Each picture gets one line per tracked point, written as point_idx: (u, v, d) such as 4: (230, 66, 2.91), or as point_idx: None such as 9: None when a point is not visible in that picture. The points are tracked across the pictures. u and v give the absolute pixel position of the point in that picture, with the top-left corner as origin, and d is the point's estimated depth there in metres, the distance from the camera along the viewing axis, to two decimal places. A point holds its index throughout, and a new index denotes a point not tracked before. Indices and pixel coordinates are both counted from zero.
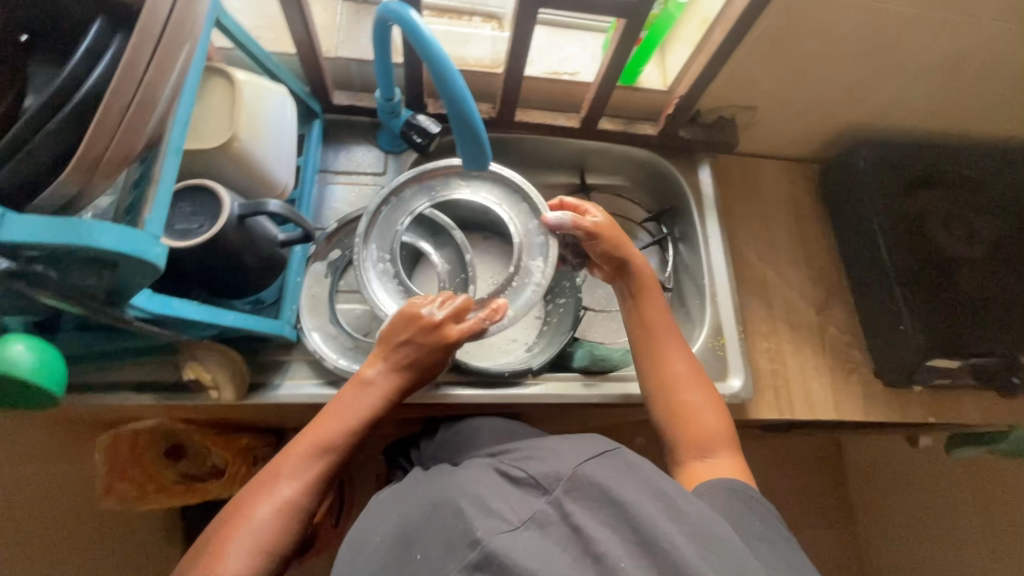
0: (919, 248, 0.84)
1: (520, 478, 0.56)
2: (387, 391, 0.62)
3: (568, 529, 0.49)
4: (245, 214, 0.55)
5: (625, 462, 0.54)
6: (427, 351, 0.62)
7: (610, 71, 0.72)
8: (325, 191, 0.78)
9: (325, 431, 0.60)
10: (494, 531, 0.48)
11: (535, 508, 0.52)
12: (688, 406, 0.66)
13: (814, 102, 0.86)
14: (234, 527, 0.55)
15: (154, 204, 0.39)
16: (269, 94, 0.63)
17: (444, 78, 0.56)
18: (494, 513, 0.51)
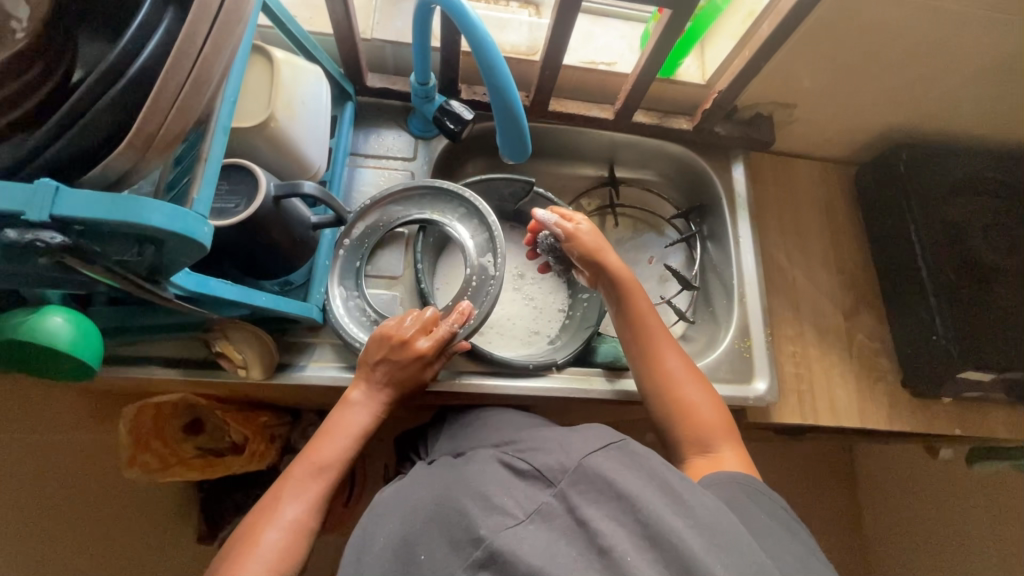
0: (958, 257, 0.81)
1: (526, 471, 0.56)
2: (371, 407, 0.63)
3: (573, 522, 0.49)
4: (281, 195, 0.54)
5: (629, 454, 0.54)
6: (400, 366, 0.63)
7: (650, 62, 0.71)
8: (355, 175, 0.77)
9: (318, 456, 0.61)
10: (498, 527, 0.49)
11: (539, 502, 0.52)
12: (689, 404, 0.66)
13: (857, 102, 0.84)
14: (243, 553, 0.55)
15: (202, 183, 0.39)
16: (306, 75, 0.62)
17: (490, 66, 0.56)
18: (497, 508, 0.51)
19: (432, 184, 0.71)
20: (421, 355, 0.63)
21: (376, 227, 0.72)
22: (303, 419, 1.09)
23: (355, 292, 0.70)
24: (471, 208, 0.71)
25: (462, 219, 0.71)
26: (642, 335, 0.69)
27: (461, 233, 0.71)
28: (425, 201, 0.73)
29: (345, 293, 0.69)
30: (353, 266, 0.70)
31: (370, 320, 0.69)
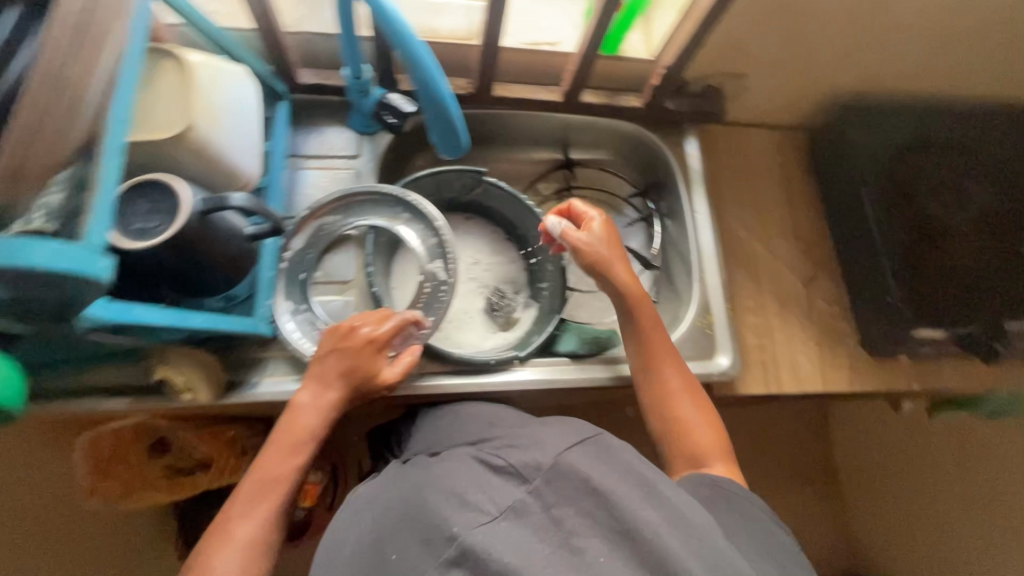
0: (906, 217, 0.82)
1: (501, 466, 0.55)
2: (320, 408, 0.60)
3: (548, 521, 0.49)
4: (208, 209, 0.52)
5: (606, 449, 0.54)
6: (351, 356, 0.61)
7: (592, 40, 0.68)
8: (297, 177, 0.74)
9: (268, 466, 0.58)
10: (470, 525, 0.48)
11: (514, 497, 0.51)
12: (685, 422, 0.65)
13: (804, 69, 0.83)
14: None
15: (95, 212, 0.38)
16: (227, 77, 0.58)
17: (412, 55, 0.53)
18: (469, 505, 0.50)
19: (374, 189, 0.69)
20: (372, 340, 0.61)
21: (319, 236, 0.70)
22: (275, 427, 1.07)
23: (303, 305, 0.68)
24: (416, 211, 0.69)
25: (408, 220, 0.69)
26: (645, 343, 0.69)
27: (409, 236, 0.69)
28: (371, 208, 0.70)
29: (293, 307, 0.68)
30: (298, 278, 0.68)
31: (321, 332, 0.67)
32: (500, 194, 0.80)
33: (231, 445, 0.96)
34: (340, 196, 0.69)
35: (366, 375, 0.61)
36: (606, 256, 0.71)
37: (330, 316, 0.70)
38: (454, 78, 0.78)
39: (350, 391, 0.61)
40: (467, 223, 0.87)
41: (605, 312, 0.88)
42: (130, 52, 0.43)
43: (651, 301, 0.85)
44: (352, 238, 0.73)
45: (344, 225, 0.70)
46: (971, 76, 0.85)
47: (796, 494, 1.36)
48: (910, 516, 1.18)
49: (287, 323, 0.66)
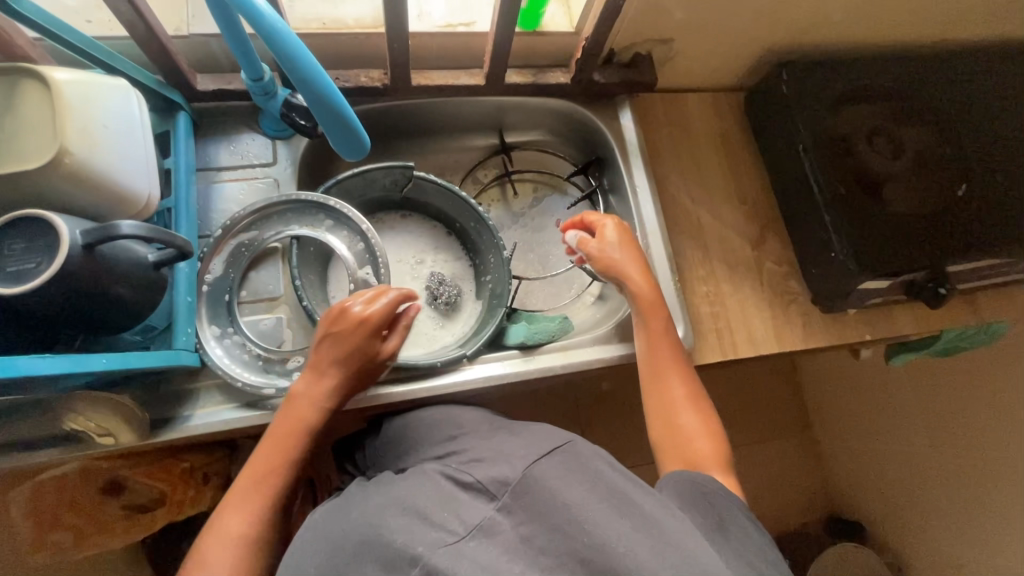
0: (847, 169, 0.81)
1: (469, 482, 0.52)
2: (317, 396, 0.59)
3: (518, 540, 0.46)
4: (93, 242, 0.47)
5: (580, 458, 0.51)
6: (348, 338, 0.60)
7: (504, 18, 0.65)
8: (209, 192, 0.69)
9: (263, 461, 0.57)
10: (435, 546, 0.45)
11: (483, 515, 0.48)
12: (684, 430, 0.64)
13: (731, 29, 0.80)
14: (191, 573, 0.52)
15: None
16: (107, 93, 0.53)
17: (292, 57, 0.49)
18: (434, 525, 0.47)
19: (293, 198, 0.65)
20: (368, 322, 0.60)
21: (241, 254, 0.66)
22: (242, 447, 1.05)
23: (229, 329, 0.64)
24: (341, 217, 0.66)
25: (334, 228, 0.66)
26: (650, 353, 0.68)
27: (338, 245, 0.66)
28: (292, 219, 0.67)
29: (219, 333, 0.64)
30: (223, 299, 0.65)
31: (252, 356, 0.64)
32: (431, 187, 0.77)
33: (187, 476, 0.92)
34: (256, 211, 0.65)
35: (365, 355, 0.60)
36: (624, 264, 0.71)
37: (263, 337, 0.66)
38: (368, 70, 0.73)
39: (350, 374, 0.60)
40: (404, 221, 0.83)
41: (556, 296, 0.86)
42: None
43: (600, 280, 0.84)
44: (277, 253, 0.69)
45: (267, 239, 0.66)
46: (895, 21, 0.84)
47: (777, 447, 1.38)
48: (881, 457, 1.21)
49: (213, 349, 0.62)
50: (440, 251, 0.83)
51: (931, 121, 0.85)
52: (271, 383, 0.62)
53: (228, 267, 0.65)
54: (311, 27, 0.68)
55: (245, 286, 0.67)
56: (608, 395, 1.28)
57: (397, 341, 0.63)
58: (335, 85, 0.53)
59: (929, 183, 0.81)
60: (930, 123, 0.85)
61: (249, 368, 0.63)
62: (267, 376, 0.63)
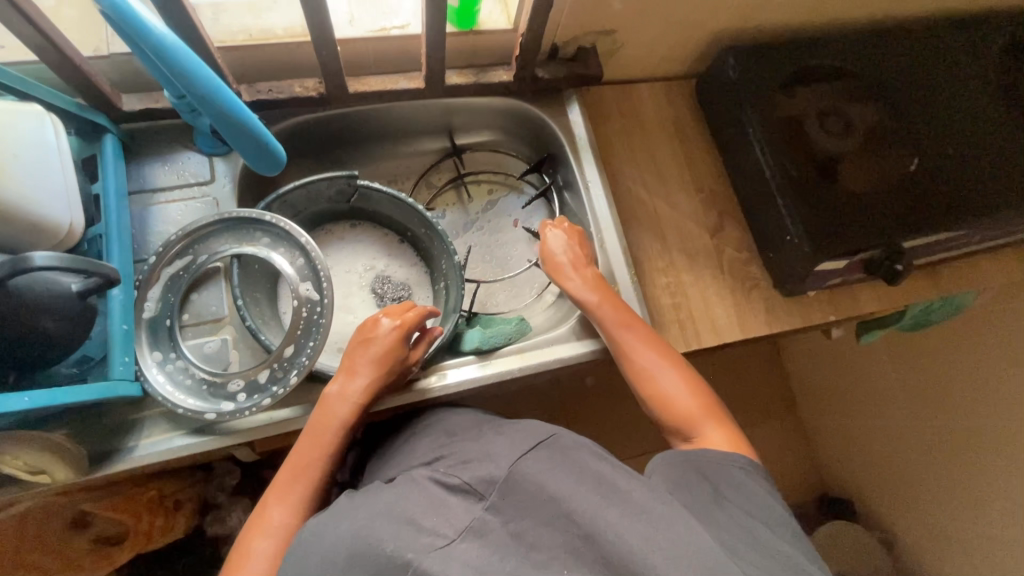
0: (799, 150, 0.80)
1: (456, 484, 0.49)
2: (351, 396, 0.59)
3: (507, 538, 0.43)
4: (0, 277, 0.45)
5: (567, 454, 0.49)
6: (381, 345, 0.62)
7: (433, 17, 0.63)
8: (145, 216, 0.67)
9: (298, 457, 0.57)
10: (426, 550, 0.41)
11: (471, 516, 0.45)
12: (668, 393, 0.62)
13: (672, 17, 0.80)
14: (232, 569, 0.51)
15: None
16: (13, 119, 0.51)
17: (187, 72, 0.47)
18: (422, 528, 0.43)
19: (226, 217, 0.64)
20: (405, 326, 0.63)
21: (179, 278, 0.64)
22: (218, 470, 1.05)
23: (171, 353, 0.62)
24: (278, 233, 0.65)
25: (275, 244, 0.65)
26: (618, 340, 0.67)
27: (281, 262, 0.65)
28: (229, 238, 0.65)
29: (161, 358, 0.62)
30: (164, 325, 0.63)
31: (196, 381, 0.61)
32: (378, 195, 0.75)
33: (156, 502, 0.91)
34: (187, 234, 0.64)
35: (398, 359, 0.62)
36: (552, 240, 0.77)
37: (209, 362, 0.64)
38: (303, 79, 0.72)
39: (383, 378, 0.61)
40: (354, 231, 0.82)
41: (517, 297, 0.85)
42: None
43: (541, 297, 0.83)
44: (218, 273, 0.67)
45: (203, 259, 0.64)
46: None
47: (761, 432, 1.36)
48: (861, 434, 1.21)
49: (154, 376, 0.60)
50: (391, 261, 0.81)
51: (881, 99, 0.84)
52: (212, 408, 0.60)
53: (165, 292, 0.63)
54: (238, 39, 0.67)
55: (188, 309, 0.66)
56: (587, 392, 1.26)
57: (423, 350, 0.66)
58: (238, 98, 0.53)
59: (882, 160, 0.81)
60: (878, 99, 0.84)
61: (193, 393, 0.61)
62: (210, 400, 0.61)
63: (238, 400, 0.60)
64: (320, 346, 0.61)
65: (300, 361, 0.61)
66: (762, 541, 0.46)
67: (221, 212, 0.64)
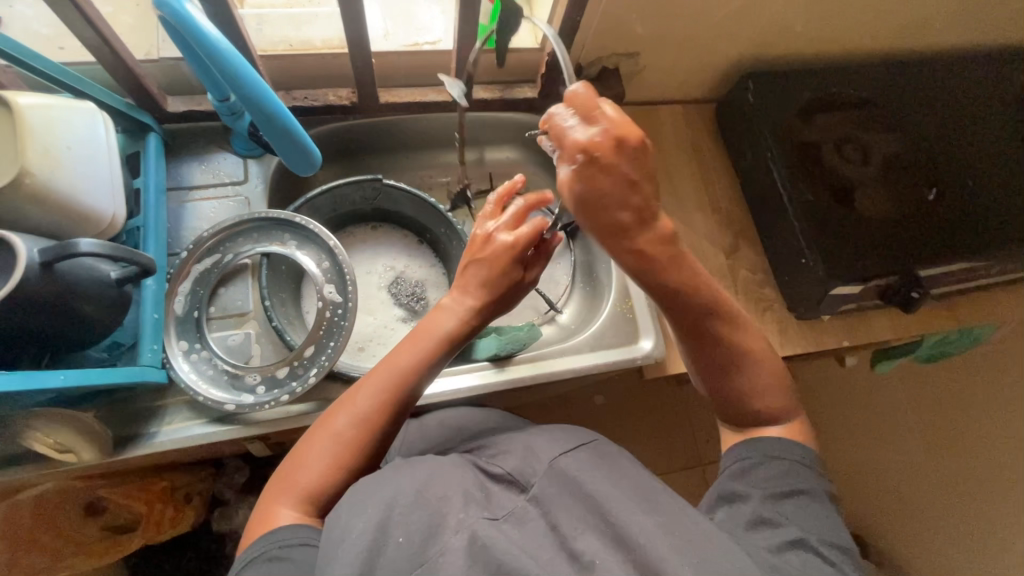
0: (817, 175, 0.81)
1: (498, 474, 0.50)
2: (459, 312, 0.57)
3: (545, 528, 0.44)
4: (50, 259, 0.48)
5: (607, 456, 0.50)
6: (498, 261, 0.56)
7: (464, 33, 0.66)
8: (180, 212, 0.70)
9: (400, 356, 0.55)
10: (476, 519, 0.43)
11: (515, 503, 0.46)
12: (756, 388, 0.57)
13: (695, 42, 0.82)
14: (315, 434, 0.52)
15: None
16: (69, 116, 0.54)
17: (236, 76, 0.50)
18: (472, 503, 0.45)
19: (260, 217, 0.68)
20: (518, 246, 0.55)
21: (208, 274, 0.67)
22: (228, 467, 1.07)
23: (197, 344, 0.64)
24: (309, 235, 0.69)
25: (302, 245, 0.68)
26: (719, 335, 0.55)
27: (307, 261, 0.68)
28: (261, 238, 0.69)
29: (186, 348, 0.64)
30: (192, 316, 0.65)
31: (219, 372, 0.64)
32: (400, 194, 0.78)
33: (166, 494, 0.92)
34: (219, 231, 0.67)
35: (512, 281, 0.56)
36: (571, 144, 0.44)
37: (231, 355, 0.66)
38: (336, 89, 0.75)
39: (495, 295, 0.57)
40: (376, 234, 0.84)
41: (532, 306, 0.86)
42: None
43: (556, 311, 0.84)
44: (246, 270, 0.70)
45: (233, 256, 0.67)
46: (856, 31, 0.86)
47: None
48: (873, 466, 1.19)
49: (179, 365, 0.63)
50: (410, 264, 0.83)
51: (902, 128, 0.85)
52: (234, 399, 0.62)
53: (195, 285, 0.66)
54: (280, 49, 0.70)
55: (215, 302, 0.68)
56: (595, 409, 1.25)
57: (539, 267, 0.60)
58: (283, 105, 0.55)
59: (899, 189, 0.81)
60: (898, 128, 0.85)
61: (216, 383, 0.63)
62: (232, 391, 0.63)
63: (258, 393, 0.63)
64: (340, 346, 0.64)
65: (321, 360, 0.64)
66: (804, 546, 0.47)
67: (255, 213, 0.68)
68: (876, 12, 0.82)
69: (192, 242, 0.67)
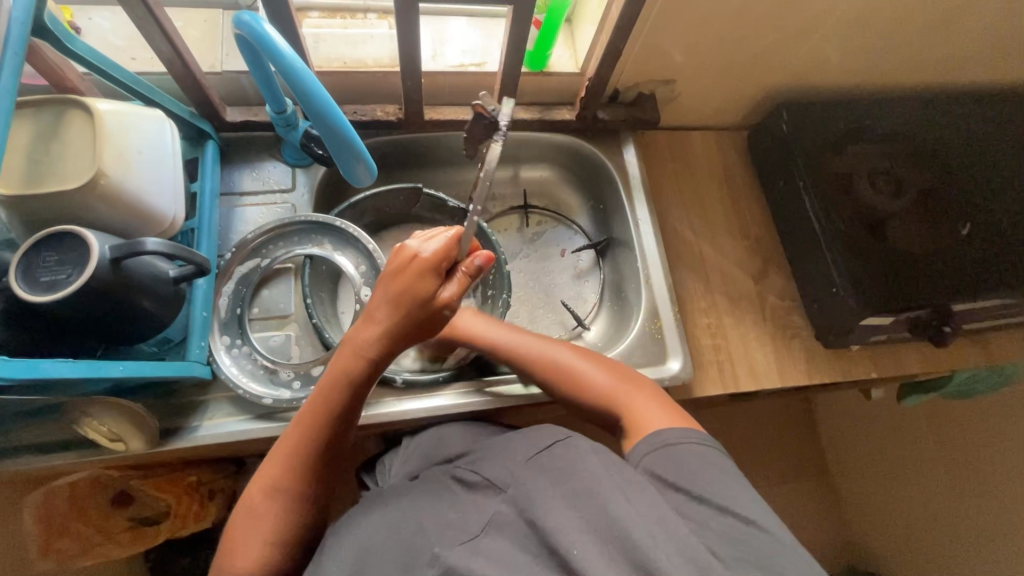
0: (848, 205, 0.82)
1: (476, 481, 0.54)
2: (361, 358, 0.54)
3: (525, 527, 0.47)
4: (119, 256, 0.51)
5: (571, 454, 0.50)
6: (402, 277, 0.52)
7: (511, 57, 0.69)
8: (231, 215, 0.74)
9: (297, 421, 0.56)
10: (452, 544, 0.47)
11: (491, 512, 0.50)
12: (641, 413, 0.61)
13: (731, 71, 0.84)
14: (237, 516, 0.54)
15: None
16: (142, 122, 0.58)
17: (306, 91, 0.52)
18: (449, 524, 0.49)
19: (304, 220, 0.71)
20: (424, 264, 0.51)
21: (251, 274, 0.70)
22: (248, 466, 1.05)
23: (238, 340, 0.67)
24: (350, 238, 0.71)
25: (341, 248, 0.71)
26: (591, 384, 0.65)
27: (345, 264, 0.71)
28: (303, 240, 0.72)
29: (228, 344, 0.67)
30: (235, 313, 0.68)
31: (258, 367, 0.66)
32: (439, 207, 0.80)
33: (192, 489, 0.92)
34: (265, 232, 0.70)
35: (420, 301, 0.52)
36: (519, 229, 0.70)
37: (271, 352, 0.69)
38: (384, 105, 0.78)
39: (397, 320, 0.52)
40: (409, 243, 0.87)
41: (558, 323, 0.88)
42: (8, 40, 0.43)
43: (585, 327, 0.85)
44: (285, 271, 0.73)
45: (277, 256, 0.70)
46: (891, 65, 0.87)
47: (791, 489, 1.30)
48: (895, 504, 1.16)
49: (221, 360, 0.65)
50: None
51: (935, 162, 0.85)
52: (270, 394, 0.64)
53: (238, 285, 0.69)
54: (334, 65, 0.74)
55: (257, 302, 0.71)
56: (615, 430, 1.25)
57: (455, 291, 0.53)
58: (347, 120, 0.56)
59: (932, 222, 0.81)
60: (931, 162, 0.85)
61: (255, 379, 0.65)
62: (270, 386, 0.65)
63: (293, 388, 0.65)
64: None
65: None
66: (751, 513, 0.48)
67: (299, 216, 0.71)
68: (912, 47, 0.83)
69: (238, 241, 0.70)
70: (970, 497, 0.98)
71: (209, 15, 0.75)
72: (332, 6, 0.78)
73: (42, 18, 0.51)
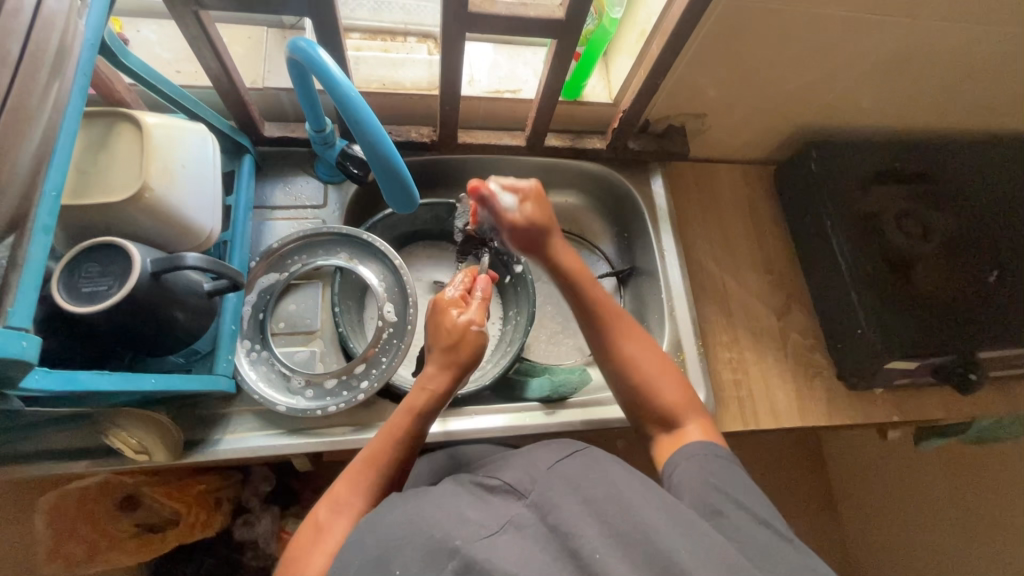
0: (875, 246, 0.82)
1: (495, 485, 0.47)
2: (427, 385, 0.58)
3: (546, 531, 0.42)
4: (159, 269, 0.51)
5: (596, 464, 0.48)
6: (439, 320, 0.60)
7: (549, 87, 0.70)
8: (263, 229, 0.74)
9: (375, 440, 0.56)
10: (473, 538, 0.41)
11: (512, 512, 0.44)
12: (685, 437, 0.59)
13: (762, 107, 0.85)
14: (303, 537, 0.50)
15: (18, 293, 0.37)
16: (186, 135, 0.58)
17: (359, 119, 0.52)
18: (467, 519, 0.43)
19: (330, 231, 0.72)
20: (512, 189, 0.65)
21: (273, 285, 0.70)
22: (257, 474, 1.04)
23: (257, 345, 0.68)
24: (375, 251, 0.72)
25: (365, 260, 0.72)
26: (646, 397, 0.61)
27: (369, 277, 0.71)
28: (328, 252, 0.72)
29: (248, 348, 0.67)
30: (257, 318, 0.69)
31: (274, 372, 0.67)
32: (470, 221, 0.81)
33: (203, 498, 0.91)
34: (289, 242, 0.71)
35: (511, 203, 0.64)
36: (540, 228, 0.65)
37: (292, 363, 0.69)
38: (419, 127, 0.79)
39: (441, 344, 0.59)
40: (427, 254, 0.87)
41: (573, 351, 0.87)
42: (78, 61, 0.43)
43: None
44: (306, 282, 0.74)
45: (295, 268, 0.71)
46: (920, 110, 0.88)
47: (798, 525, 1.28)
48: (902, 548, 1.14)
49: (242, 369, 0.65)
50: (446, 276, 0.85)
51: (963, 209, 0.85)
52: (285, 402, 0.64)
53: (259, 295, 0.70)
54: (373, 86, 0.75)
55: (279, 315, 0.72)
56: None
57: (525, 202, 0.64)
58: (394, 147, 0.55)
59: (957, 268, 0.81)
60: (958, 208, 0.85)
61: (274, 390, 0.65)
62: (286, 393, 0.66)
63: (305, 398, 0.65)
64: (393, 363, 0.67)
65: (371, 374, 0.67)
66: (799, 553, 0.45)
67: (325, 227, 0.72)
68: (942, 94, 0.84)
69: (264, 245, 0.72)
70: (982, 548, 0.96)
71: (253, 32, 0.77)
72: (374, 29, 0.80)
73: (102, 34, 0.52)
